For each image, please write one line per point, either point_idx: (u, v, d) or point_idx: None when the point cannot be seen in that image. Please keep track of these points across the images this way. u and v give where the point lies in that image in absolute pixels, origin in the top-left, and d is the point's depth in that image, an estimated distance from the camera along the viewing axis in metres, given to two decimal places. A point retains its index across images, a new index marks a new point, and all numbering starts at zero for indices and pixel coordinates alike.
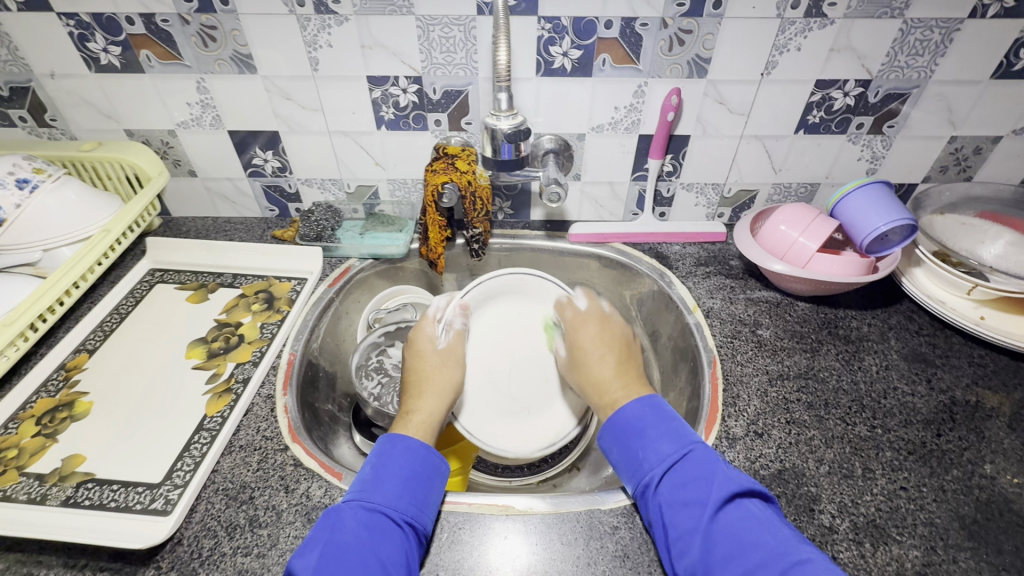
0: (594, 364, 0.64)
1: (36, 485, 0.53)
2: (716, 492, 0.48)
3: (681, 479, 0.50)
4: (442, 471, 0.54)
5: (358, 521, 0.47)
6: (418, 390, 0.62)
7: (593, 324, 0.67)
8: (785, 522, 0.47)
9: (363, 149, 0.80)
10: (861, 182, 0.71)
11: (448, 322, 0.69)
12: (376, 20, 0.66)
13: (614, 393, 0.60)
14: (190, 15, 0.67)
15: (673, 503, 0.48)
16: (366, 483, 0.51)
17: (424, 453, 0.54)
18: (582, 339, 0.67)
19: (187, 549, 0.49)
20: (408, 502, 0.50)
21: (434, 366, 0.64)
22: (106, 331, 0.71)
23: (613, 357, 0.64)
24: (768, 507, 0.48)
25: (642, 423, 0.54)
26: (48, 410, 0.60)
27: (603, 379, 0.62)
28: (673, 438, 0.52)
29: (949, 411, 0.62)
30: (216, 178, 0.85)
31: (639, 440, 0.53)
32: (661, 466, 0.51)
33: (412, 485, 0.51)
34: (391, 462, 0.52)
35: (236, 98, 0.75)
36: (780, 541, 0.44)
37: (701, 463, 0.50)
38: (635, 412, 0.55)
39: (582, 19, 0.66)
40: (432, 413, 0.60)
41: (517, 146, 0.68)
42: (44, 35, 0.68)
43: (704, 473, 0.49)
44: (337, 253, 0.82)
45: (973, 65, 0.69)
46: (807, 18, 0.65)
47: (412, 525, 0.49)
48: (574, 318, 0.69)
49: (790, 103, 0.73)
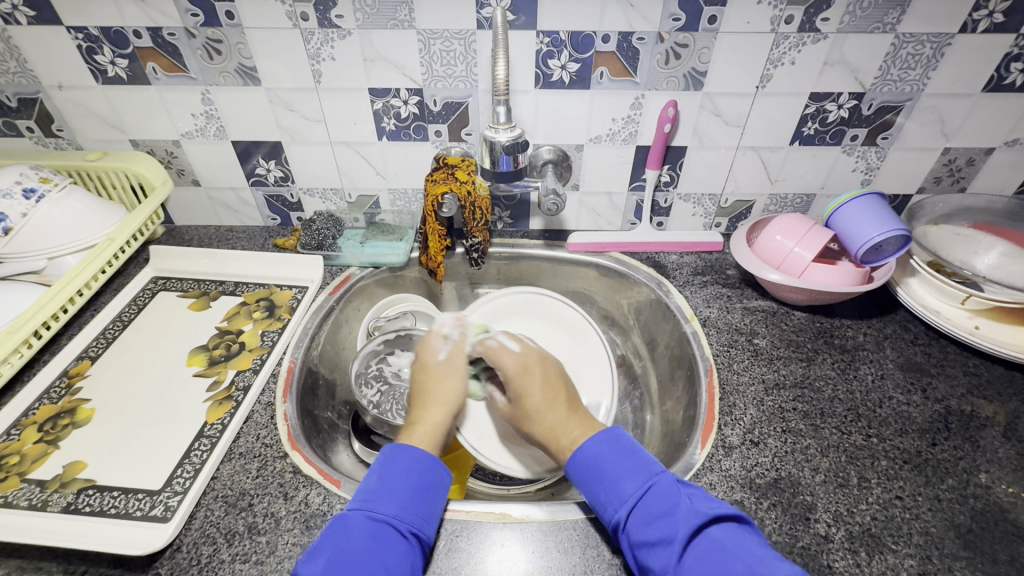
0: (539, 413, 0.59)
1: (37, 491, 0.54)
2: (681, 526, 0.46)
3: (645, 518, 0.48)
4: (444, 481, 0.54)
5: (365, 531, 0.47)
6: (421, 403, 0.61)
7: (535, 371, 0.61)
8: (759, 541, 0.46)
9: (364, 159, 0.81)
10: (854, 193, 0.72)
11: (447, 334, 0.67)
12: (378, 34, 0.68)
13: (572, 434, 0.57)
14: (196, 29, 0.68)
15: (641, 542, 0.47)
16: (371, 492, 0.51)
17: (430, 462, 0.54)
18: (524, 389, 0.60)
19: (187, 556, 0.50)
20: (414, 513, 0.50)
21: (437, 376, 0.63)
22: (109, 338, 0.71)
23: (559, 400, 0.59)
24: (742, 528, 0.47)
25: (601, 463, 0.52)
26: (50, 417, 0.61)
27: (554, 426, 0.58)
28: (635, 473, 0.51)
29: (944, 420, 0.62)
30: (220, 187, 0.86)
31: (600, 482, 0.51)
32: (624, 507, 0.49)
33: (417, 496, 0.51)
34: (396, 472, 0.52)
35: (240, 109, 0.76)
36: (753, 564, 0.43)
37: (664, 495, 0.49)
38: (594, 451, 0.53)
39: (580, 33, 0.67)
40: (435, 425, 0.59)
41: (516, 158, 0.69)
42: (53, 48, 0.70)
43: (668, 507, 0.48)
44: (338, 262, 0.83)
45: (964, 78, 0.70)
46: (800, 33, 0.67)
47: (418, 536, 0.49)
48: (514, 364, 0.61)
49: (785, 115, 0.74)
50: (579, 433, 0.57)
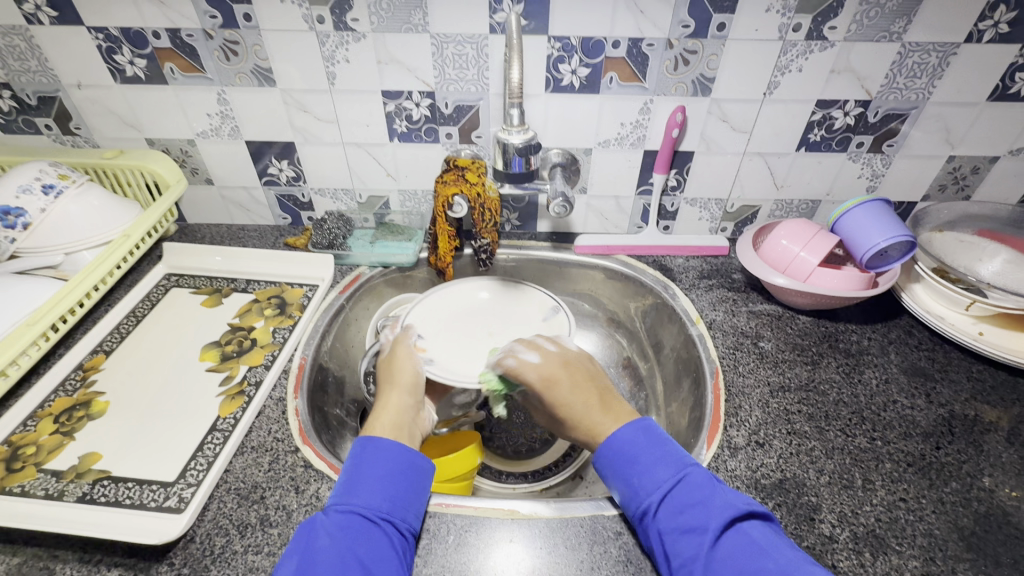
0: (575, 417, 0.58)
1: (53, 481, 0.55)
2: (716, 517, 0.47)
3: (677, 507, 0.48)
4: (418, 464, 0.55)
5: (334, 526, 0.48)
6: (384, 392, 0.62)
7: (561, 377, 0.60)
8: (792, 544, 0.45)
9: (375, 160, 0.82)
10: (861, 199, 0.73)
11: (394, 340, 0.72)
12: (392, 37, 0.69)
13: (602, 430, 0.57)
14: (214, 31, 0.70)
15: (671, 529, 0.48)
16: (342, 486, 0.51)
17: (394, 449, 0.54)
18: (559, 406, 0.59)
19: (200, 547, 0.50)
20: (384, 499, 0.50)
21: (390, 369, 0.65)
22: (123, 333, 0.72)
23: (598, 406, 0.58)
24: (771, 527, 0.47)
25: (635, 449, 0.52)
26: (66, 409, 0.62)
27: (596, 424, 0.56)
28: (668, 462, 0.51)
29: (947, 425, 0.63)
30: (232, 186, 0.87)
31: (632, 468, 0.51)
32: (657, 493, 0.49)
33: (386, 482, 0.52)
34: (362, 464, 0.52)
35: (255, 110, 0.77)
36: (785, 565, 0.43)
37: (698, 486, 0.49)
38: (629, 436, 0.53)
39: (591, 39, 0.68)
40: (398, 407, 0.59)
41: (528, 160, 0.70)
42: (74, 48, 0.71)
43: (704, 497, 0.48)
44: (348, 261, 0.84)
45: (970, 88, 0.71)
46: (808, 41, 0.68)
47: (390, 521, 0.50)
48: (540, 377, 0.60)
49: (792, 122, 0.75)
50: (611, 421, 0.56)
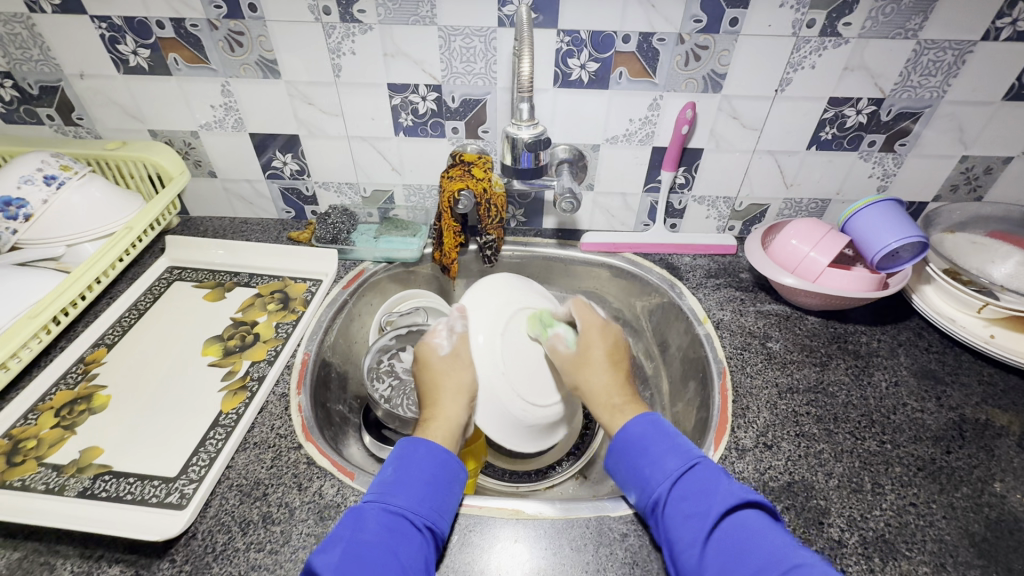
0: (597, 369, 0.62)
1: (53, 476, 0.54)
2: (716, 505, 0.48)
3: (684, 493, 0.50)
4: (461, 478, 0.55)
5: (379, 522, 0.48)
6: (433, 399, 0.61)
7: (601, 337, 0.64)
8: (789, 534, 0.46)
9: (380, 154, 0.81)
10: (871, 199, 0.72)
11: (449, 327, 0.66)
12: (399, 29, 0.68)
13: (619, 398, 0.60)
14: (219, 21, 0.69)
15: (676, 516, 0.49)
16: (389, 484, 0.51)
17: (445, 458, 0.54)
18: (591, 343, 0.64)
19: (201, 543, 0.50)
20: (429, 506, 0.50)
21: (445, 371, 0.62)
22: (124, 326, 0.72)
23: (621, 365, 0.63)
24: (775, 523, 0.47)
25: (646, 440, 0.54)
26: (67, 402, 0.61)
27: (602, 387, 0.61)
28: (679, 452, 0.52)
29: (958, 428, 0.62)
30: (236, 179, 0.86)
31: (643, 457, 0.53)
32: (666, 481, 0.51)
33: (432, 489, 0.52)
34: (412, 466, 0.53)
35: (259, 102, 0.76)
36: (779, 548, 0.44)
37: (704, 477, 0.50)
38: (639, 430, 0.55)
39: (601, 33, 0.67)
40: (454, 418, 0.59)
41: (537, 156, 0.70)
42: (76, 37, 0.70)
43: (710, 486, 0.49)
44: (352, 256, 0.84)
45: (985, 87, 0.70)
46: (822, 37, 0.67)
47: (431, 529, 0.49)
48: (591, 326, 0.65)
49: (803, 119, 0.74)
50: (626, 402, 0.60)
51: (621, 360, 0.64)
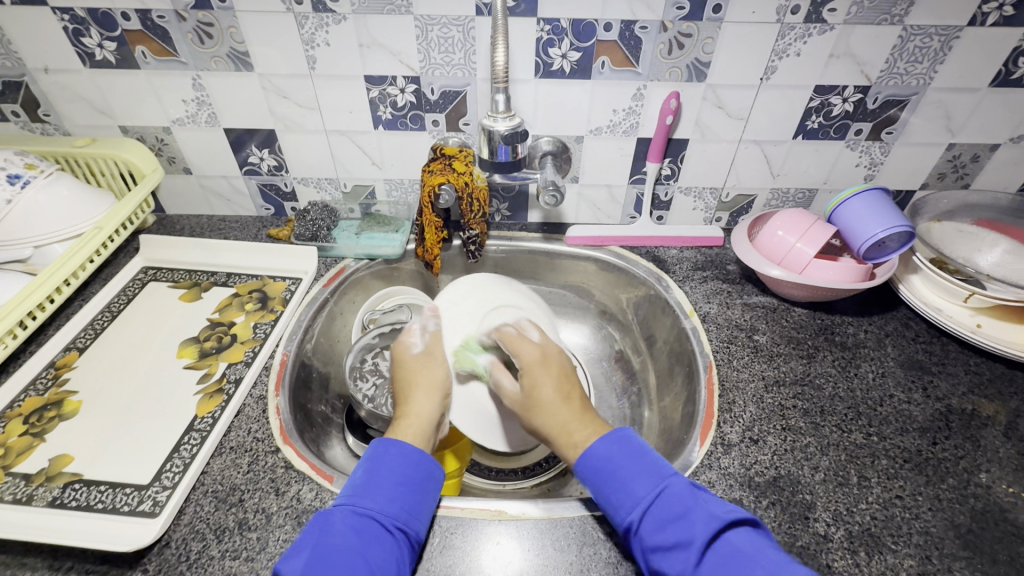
0: (548, 407, 0.55)
1: (22, 485, 0.52)
2: (699, 531, 0.45)
3: (659, 522, 0.47)
4: (436, 476, 0.53)
5: (349, 526, 0.47)
6: (407, 397, 0.60)
7: (551, 363, 0.59)
8: (774, 546, 0.45)
9: (359, 148, 0.79)
10: (857, 189, 0.71)
11: (422, 327, 0.67)
12: (374, 20, 0.66)
13: (578, 433, 0.54)
14: (187, 12, 0.66)
15: (656, 548, 0.46)
16: (358, 487, 0.50)
17: (416, 457, 0.53)
18: (535, 382, 0.57)
19: (175, 552, 0.49)
20: (400, 507, 0.49)
21: (418, 367, 0.62)
22: (97, 329, 0.70)
23: (573, 396, 0.56)
24: (757, 535, 0.46)
25: (611, 464, 0.51)
26: (36, 409, 0.60)
27: (561, 421, 0.55)
28: (647, 474, 0.49)
29: (945, 419, 0.61)
30: (212, 176, 0.84)
31: (609, 485, 0.50)
32: (638, 509, 0.48)
33: (404, 490, 0.50)
34: (382, 468, 0.51)
35: (232, 96, 0.74)
36: (772, 568, 0.43)
37: (678, 500, 0.47)
38: (603, 451, 0.51)
39: (582, 22, 0.66)
40: (426, 415, 0.58)
41: (515, 148, 0.68)
42: (37, 29, 0.68)
43: (684, 511, 0.47)
44: (333, 253, 0.82)
45: (971, 73, 0.69)
46: (807, 23, 0.65)
47: (404, 531, 0.48)
48: (535, 356, 0.59)
49: (788, 108, 0.73)
50: (588, 432, 0.54)
51: (572, 388, 0.57)
